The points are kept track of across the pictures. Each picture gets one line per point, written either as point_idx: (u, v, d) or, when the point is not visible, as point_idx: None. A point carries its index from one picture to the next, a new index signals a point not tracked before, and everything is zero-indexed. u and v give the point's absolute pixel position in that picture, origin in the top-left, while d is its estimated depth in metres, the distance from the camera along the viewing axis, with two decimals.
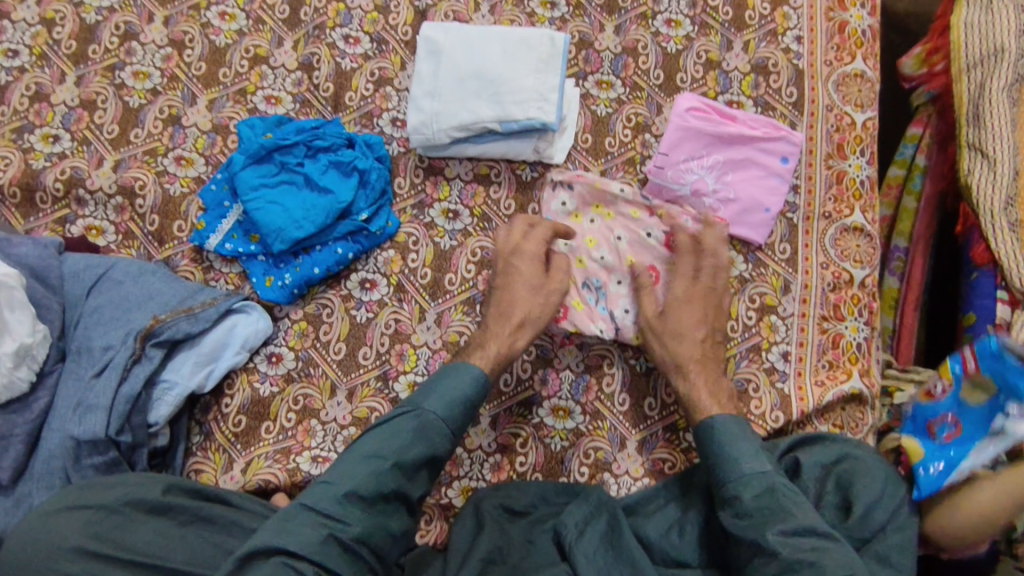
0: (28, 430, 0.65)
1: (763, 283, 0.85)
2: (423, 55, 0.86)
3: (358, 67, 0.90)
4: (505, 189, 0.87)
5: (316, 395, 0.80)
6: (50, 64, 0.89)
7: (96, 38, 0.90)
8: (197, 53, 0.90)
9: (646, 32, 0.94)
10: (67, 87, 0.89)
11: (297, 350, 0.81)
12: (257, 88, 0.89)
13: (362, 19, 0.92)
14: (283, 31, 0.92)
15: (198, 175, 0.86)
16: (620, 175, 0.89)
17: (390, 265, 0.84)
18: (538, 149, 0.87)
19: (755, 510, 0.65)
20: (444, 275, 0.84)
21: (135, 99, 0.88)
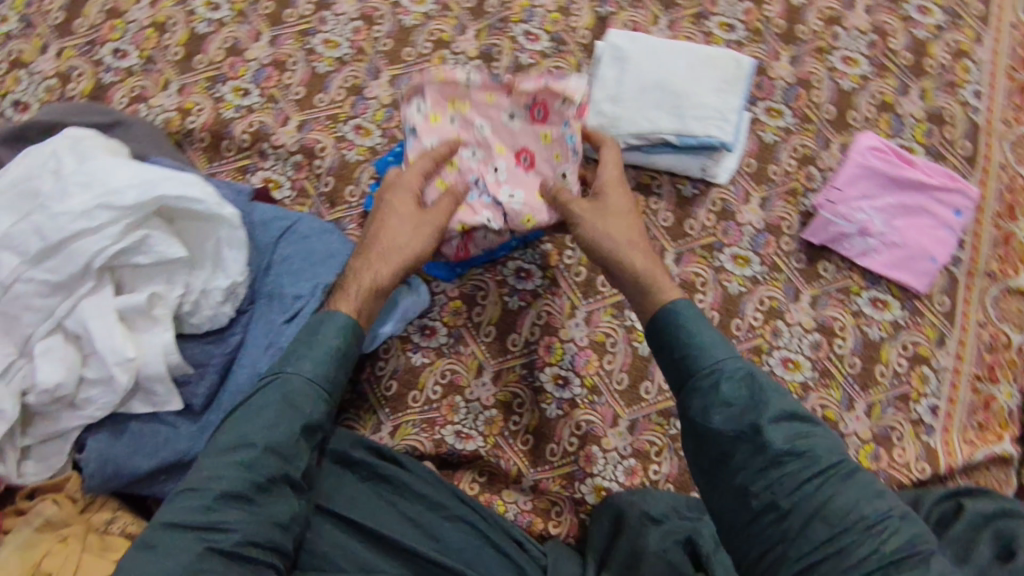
0: (222, 361, 0.68)
1: (917, 333, 0.84)
2: (607, 61, 0.87)
3: (535, 63, 0.92)
4: (664, 202, 0.88)
5: (463, 372, 0.82)
6: (248, 21, 0.93)
7: (293, 3, 0.94)
8: (385, 30, 0.94)
9: (822, 66, 0.94)
10: (262, 45, 0.93)
11: (450, 327, 0.84)
12: (437, 71, 0.92)
13: (544, 18, 0.94)
14: (467, 19, 0.94)
15: (374, 146, 0.89)
16: (780, 203, 0.89)
17: (547, 259, 0.86)
18: (704, 168, 0.87)
19: (734, 399, 0.61)
20: (598, 276, 0.86)
21: (323, 66, 0.92)
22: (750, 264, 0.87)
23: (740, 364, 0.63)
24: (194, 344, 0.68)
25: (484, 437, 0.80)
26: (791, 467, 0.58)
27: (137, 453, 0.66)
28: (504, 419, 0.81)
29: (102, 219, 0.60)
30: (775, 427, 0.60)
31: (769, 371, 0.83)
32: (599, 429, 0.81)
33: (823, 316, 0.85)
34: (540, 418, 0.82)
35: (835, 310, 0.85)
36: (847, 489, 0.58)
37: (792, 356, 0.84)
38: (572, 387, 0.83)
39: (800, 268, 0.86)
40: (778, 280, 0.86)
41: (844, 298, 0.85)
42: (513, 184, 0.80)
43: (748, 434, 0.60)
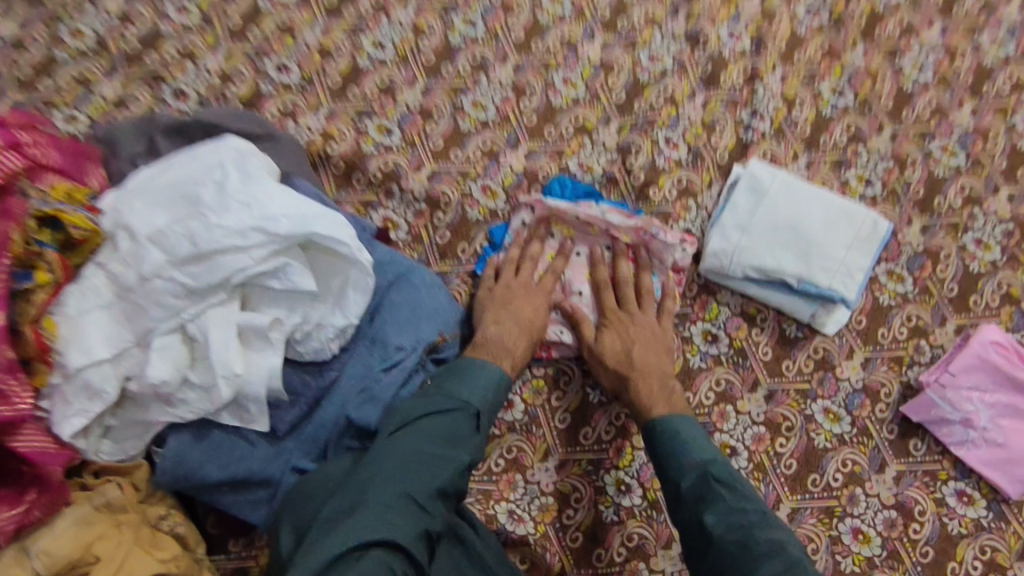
0: (314, 395, 0.71)
1: (1000, 539, 0.80)
2: (742, 189, 0.88)
3: (668, 171, 0.94)
4: (766, 336, 0.87)
5: (529, 453, 0.81)
6: (407, 67, 0.98)
7: (453, 59, 0.98)
8: (533, 104, 0.97)
9: (954, 243, 0.92)
10: (414, 91, 0.96)
11: (528, 404, 0.83)
12: (573, 154, 0.94)
13: (687, 129, 0.96)
14: (614, 113, 0.97)
15: (495, 210, 0.91)
16: (883, 368, 0.86)
17: None
18: (815, 315, 0.86)
19: (689, 498, 0.69)
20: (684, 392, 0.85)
21: (467, 124, 0.95)
22: (842, 422, 0.84)
23: (698, 463, 0.70)
24: (293, 372, 0.71)
25: (536, 524, 0.78)
26: (733, 554, 0.63)
27: (210, 462, 0.67)
28: (559, 510, 0.79)
29: (254, 240, 0.63)
30: (727, 517, 0.66)
31: (836, 537, 0.80)
32: (650, 546, 0.79)
33: (907, 497, 0.81)
34: (595, 519, 0.79)
35: (920, 493, 0.81)
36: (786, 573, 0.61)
37: (863, 526, 0.80)
38: (633, 496, 0.80)
39: (891, 440, 0.83)
40: (867, 446, 0.83)
41: (932, 484, 0.82)
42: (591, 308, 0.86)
43: (700, 527, 0.67)
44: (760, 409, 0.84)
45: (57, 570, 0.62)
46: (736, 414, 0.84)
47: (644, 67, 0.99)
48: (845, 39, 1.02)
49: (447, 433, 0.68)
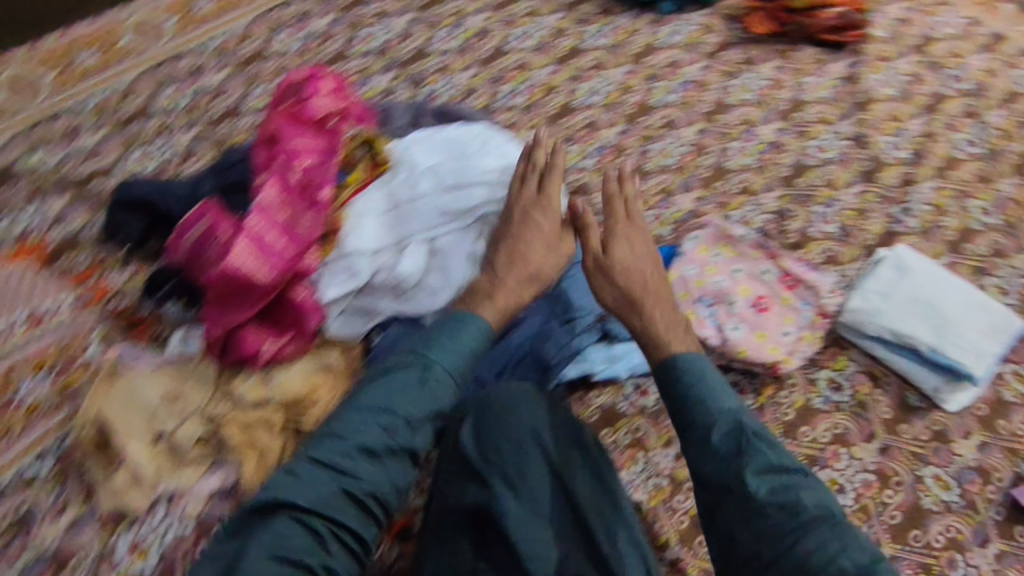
0: None
1: None
2: (888, 265, 1.00)
3: (819, 239, 1.06)
4: (887, 398, 0.95)
5: (654, 437, 0.91)
6: (612, 113, 1.20)
7: (649, 115, 1.20)
8: (709, 162, 1.14)
9: None
10: (613, 132, 1.18)
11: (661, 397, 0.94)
12: (736, 209, 1.09)
13: (841, 210, 1.10)
14: (778, 183, 1.12)
15: (662, 236, 1.07)
16: (998, 455, 0.92)
17: (765, 388, 0.95)
18: (939, 388, 0.94)
19: (721, 446, 0.73)
20: (802, 425, 0.93)
21: (651, 165, 1.14)
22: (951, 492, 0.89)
23: (733, 414, 0.74)
24: None
25: (649, 498, 0.88)
26: (775, 515, 0.68)
27: None
28: (671, 492, 0.88)
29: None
30: (762, 479, 0.70)
31: None
32: None
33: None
34: None
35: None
36: (821, 532, 0.66)
37: None
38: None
39: (997, 520, 0.88)
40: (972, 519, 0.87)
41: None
42: (737, 318, 0.93)
43: (733, 483, 0.70)
44: (872, 458, 0.91)
45: (287, 399, 0.81)
46: (848, 456, 0.91)
47: (811, 154, 1.15)
48: (995, 171, 1.15)
49: (409, 398, 0.75)
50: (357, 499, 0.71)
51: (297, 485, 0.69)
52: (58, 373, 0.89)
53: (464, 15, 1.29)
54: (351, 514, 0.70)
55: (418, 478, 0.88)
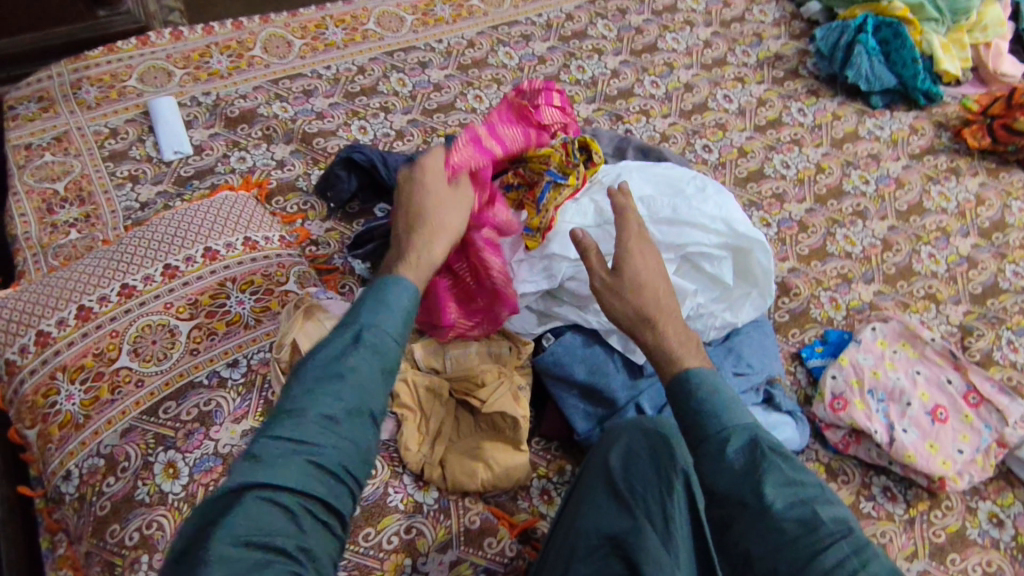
0: None
1: None
2: None
3: (1003, 365, 1.01)
4: None
5: None
6: (802, 189, 1.20)
7: (840, 199, 1.19)
8: (895, 259, 1.12)
9: None
10: (800, 207, 1.18)
11: None
12: (918, 311, 1.05)
13: None
14: (966, 298, 1.08)
15: (834, 319, 1.05)
16: None
17: (918, 501, 0.89)
18: None
19: (738, 466, 0.62)
20: (953, 551, 0.85)
21: (833, 248, 1.13)
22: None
23: (744, 428, 0.65)
24: None
25: None
26: (792, 529, 0.58)
27: (587, 365, 0.89)
28: None
29: (718, 229, 0.89)
30: (782, 492, 0.60)
31: None
32: None
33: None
34: None
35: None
36: (841, 547, 0.56)
37: None
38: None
39: None
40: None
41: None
42: (911, 421, 0.90)
43: (750, 496, 0.60)
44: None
45: (458, 374, 0.88)
46: None
47: (1007, 277, 1.11)
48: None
49: (333, 362, 0.62)
50: (330, 471, 0.57)
51: (257, 466, 0.55)
52: (261, 294, 0.94)
53: (675, 69, 1.36)
54: (316, 481, 0.56)
55: (548, 488, 0.88)
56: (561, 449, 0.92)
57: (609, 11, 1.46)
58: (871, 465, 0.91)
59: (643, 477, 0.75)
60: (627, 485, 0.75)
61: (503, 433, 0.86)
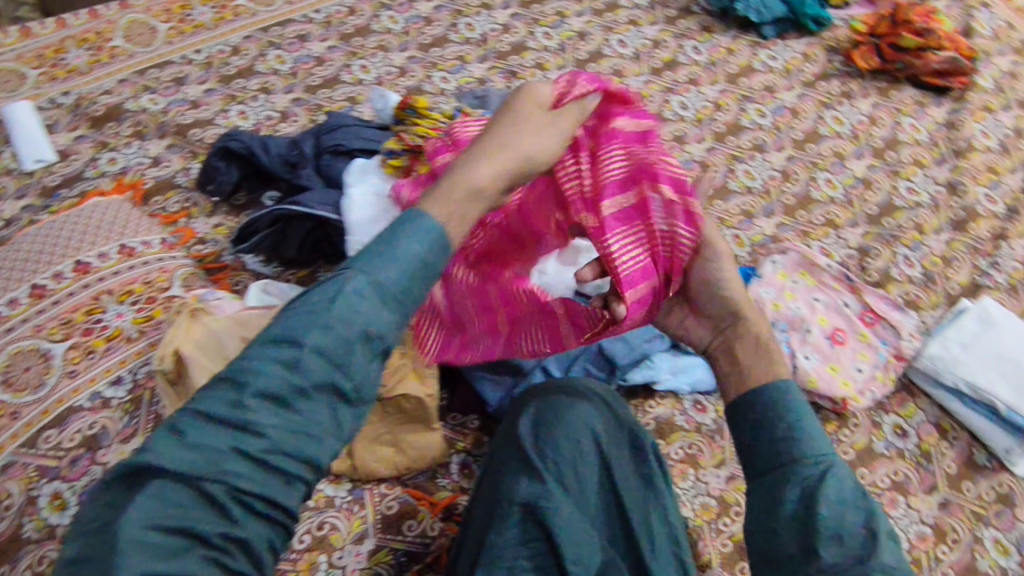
0: None
1: None
2: (974, 316, 0.98)
3: (899, 281, 1.04)
4: (953, 453, 0.91)
5: (706, 456, 0.90)
6: (700, 128, 1.19)
7: (739, 135, 1.19)
8: (794, 189, 1.13)
9: None
10: (699, 147, 1.16)
11: (719, 416, 0.93)
12: (818, 239, 1.07)
13: (926, 256, 1.07)
14: (863, 220, 1.10)
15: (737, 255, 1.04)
16: None
17: (827, 424, 0.91)
18: (1008, 450, 0.90)
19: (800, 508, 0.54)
20: (862, 466, 0.88)
21: (734, 185, 1.12)
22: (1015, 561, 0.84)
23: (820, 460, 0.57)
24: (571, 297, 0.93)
25: (692, 516, 0.85)
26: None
27: None
28: (716, 511, 0.86)
29: None
30: (856, 530, 0.53)
31: None
32: None
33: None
34: None
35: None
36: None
37: None
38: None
39: None
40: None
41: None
42: (812, 347, 0.93)
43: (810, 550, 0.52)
44: (931, 512, 0.86)
45: None
46: (908, 506, 0.86)
47: (900, 195, 1.13)
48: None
49: (306, 314, 0.51)
50: (261, 462, 0.48)
51: (178, 448, 0.46)
52: (143, 303, 0.88)
53: (566, 17, 1.32)
54: (247, 473, 0.47)
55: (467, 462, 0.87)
56: (475, 423, 0.90)
57: None
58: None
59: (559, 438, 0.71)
60: (537, 445, 0.70)
61: (408, 414, 0.83)
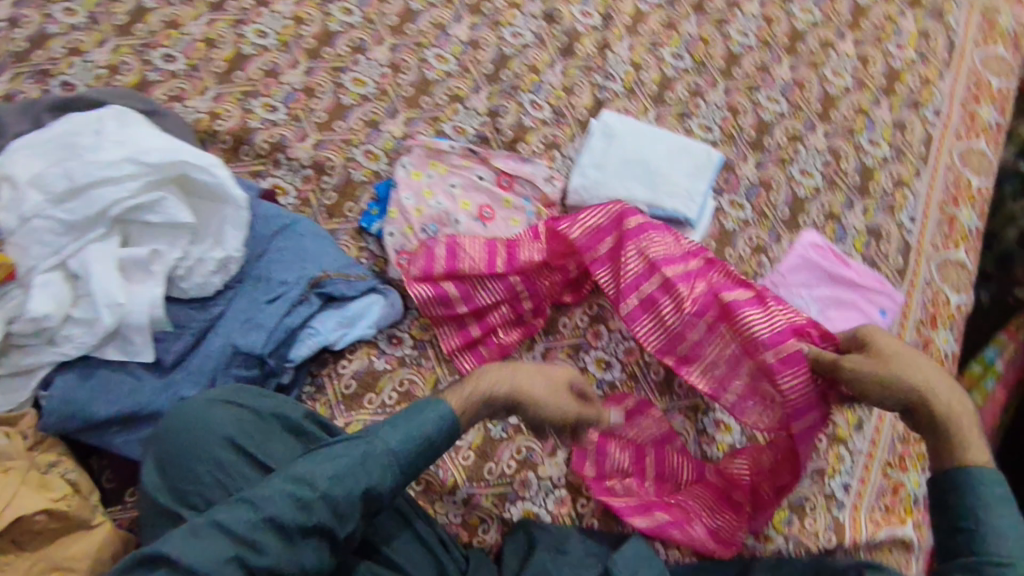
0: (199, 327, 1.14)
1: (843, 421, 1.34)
2: (598, 133, 1.46)
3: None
4: None
5: (418, 385, 1.27)
6: (302, 126, 1.48)
7: (333, 43, 1.56)
8: (408, 78, 1.53)
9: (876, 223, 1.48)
10: (306, 148, 1.46)
11: (415, 340, 1.31)
12: (447, 120, 1.50)
13: (550, 94, 1.53)
14: (482, 82, 1.54)
15: (377, 170, 1.45)
16: None
17: (418, 325, 1.32)
18: (673, 241, 1.42)
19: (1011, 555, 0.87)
20: (561, 319, 1.35)
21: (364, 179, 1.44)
22: (729, 453, 1.29)
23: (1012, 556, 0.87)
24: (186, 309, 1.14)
25: None
26: None
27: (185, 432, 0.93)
28: None
29: (133, 171, 1.06)
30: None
31: (704, 432, 1.31)
32: (541, 459, 1.27)
33: (673, 412, 1.32)
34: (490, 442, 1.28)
35: (826, 458, 1.31)
36: None
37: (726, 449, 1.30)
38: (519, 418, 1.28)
39: None
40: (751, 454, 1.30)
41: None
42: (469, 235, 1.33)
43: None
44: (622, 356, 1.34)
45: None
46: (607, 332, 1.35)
47: (507, 42, 1.57)
48: (811, 193, 1.50)
49: (406, 425, 0.94)
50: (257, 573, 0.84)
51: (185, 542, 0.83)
52: None
53: (183, 27, 1.55)
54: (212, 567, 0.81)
55: None
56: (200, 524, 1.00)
57: (259, 30, 1.56)
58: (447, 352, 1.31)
59: (180, 426, 0.93)
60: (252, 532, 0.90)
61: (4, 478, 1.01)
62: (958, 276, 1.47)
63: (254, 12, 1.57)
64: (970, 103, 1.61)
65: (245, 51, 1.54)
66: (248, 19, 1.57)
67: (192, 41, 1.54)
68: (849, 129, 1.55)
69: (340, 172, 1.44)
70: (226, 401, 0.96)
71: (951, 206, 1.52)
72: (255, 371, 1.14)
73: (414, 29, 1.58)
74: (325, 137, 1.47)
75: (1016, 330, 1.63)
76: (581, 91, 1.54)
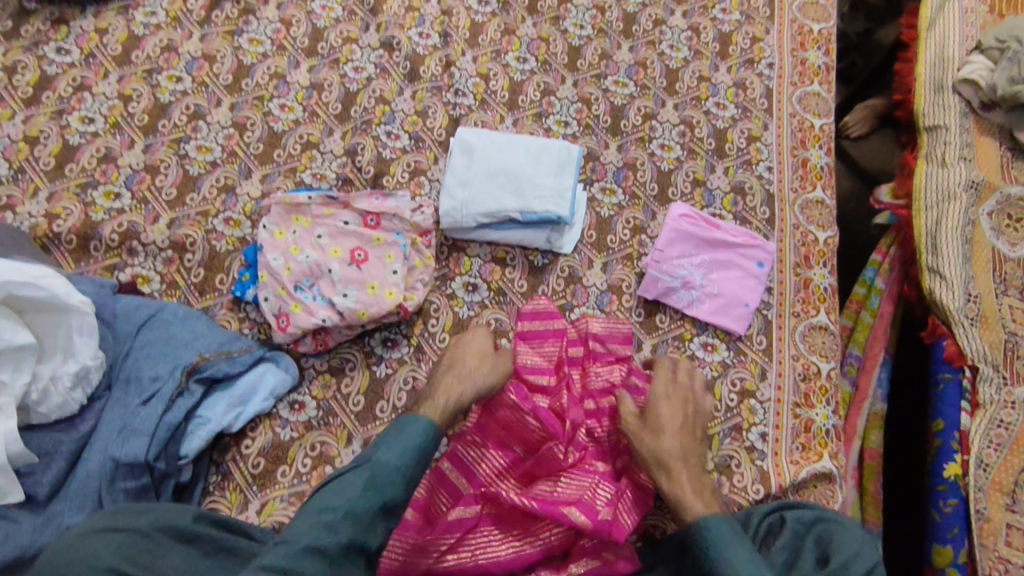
0: (70, 450, 1.08)
1: (745, 371, 1.37)
2: (459, 153, 1.46)
3: (417, 269, 1.35)
4: (519, 272, 1.41)
5: (331, 443, 1.23)
6: (152, 208, 1.40)
7: (168, 116, 1.49)
8: (256, 134, 1.48)
9: (736, 184, 1.54)
10: (160, 228, 1.38)
11: (318, 400, 1.26)
12: (306, 169, 1.46)
13: (404, 121, 1.52)
14: (334, 123, 1.51)
15: (240, 235, 1.39)
16: (681, 322, 1.41)
17: (318, 383, 1.27)
18: (551, 239, 1.42)
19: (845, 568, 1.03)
20: (460, 341, 1.34)
21: (227, 243, 1.38)
22: None
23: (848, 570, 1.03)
24: (52, 435, 1.09)
25: None
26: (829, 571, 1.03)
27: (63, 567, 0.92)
28: None
29: None
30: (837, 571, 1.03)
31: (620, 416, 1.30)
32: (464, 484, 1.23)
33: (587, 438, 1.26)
34: None
35: (739, 412, 1.34)
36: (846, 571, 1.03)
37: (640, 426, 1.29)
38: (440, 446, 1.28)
39: (643, 321, 1.41)
40: None
41: (714, 417, 1.34)
42: (345, 281, 1.29)
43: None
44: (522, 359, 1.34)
45: None
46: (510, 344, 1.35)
47: (350, 79, 1.55)
48: (675, 164, 1.55)
49: (371, 484, 1.03)
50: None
51: None
52: None
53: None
54: None
55: None
56: None
57: (84, 116, 1.47)
58: (343, 397, 1.27)
59: (56, 562, 0.92)
60: None
61: None
62: (819, 213, 1.53)
63: (74, 99, 1.49)
64: (799, 50, 1.69)
65: (73, 142, 1.45)
66: (69, 107, 1.48)
67: (11, 142, 1.44)
68: (696, 97, 1.62)
69: (203, 247, 1.37)
70: (101, 534, 0.95)
71: (802, 150, 1.58)
72: (145, 479, 1.09)
73: (251, 84, 1.53)
74: (178, 213, 1.40)
75: (887, 248, 1.71)
76: (435, 112, 1.53)
